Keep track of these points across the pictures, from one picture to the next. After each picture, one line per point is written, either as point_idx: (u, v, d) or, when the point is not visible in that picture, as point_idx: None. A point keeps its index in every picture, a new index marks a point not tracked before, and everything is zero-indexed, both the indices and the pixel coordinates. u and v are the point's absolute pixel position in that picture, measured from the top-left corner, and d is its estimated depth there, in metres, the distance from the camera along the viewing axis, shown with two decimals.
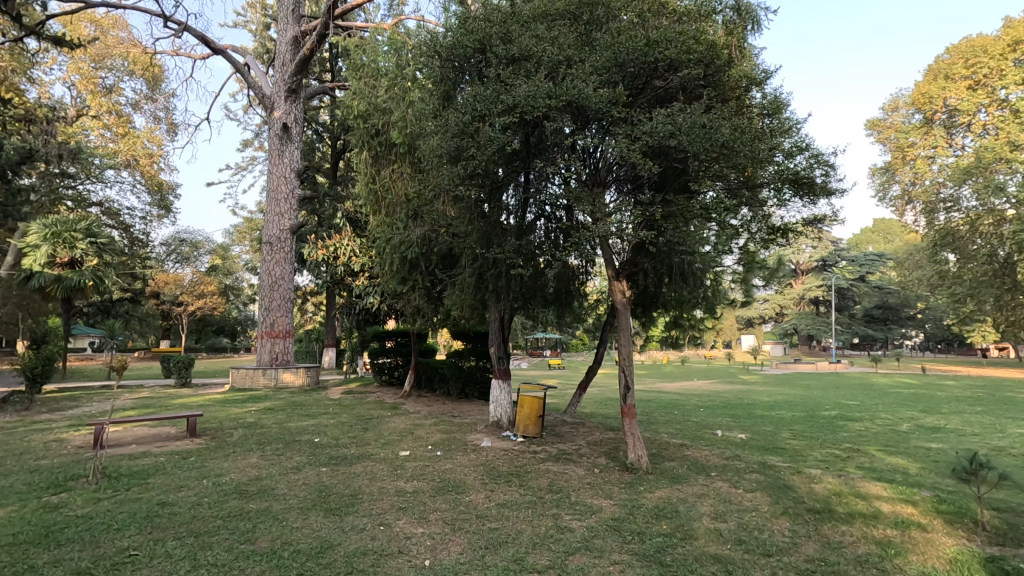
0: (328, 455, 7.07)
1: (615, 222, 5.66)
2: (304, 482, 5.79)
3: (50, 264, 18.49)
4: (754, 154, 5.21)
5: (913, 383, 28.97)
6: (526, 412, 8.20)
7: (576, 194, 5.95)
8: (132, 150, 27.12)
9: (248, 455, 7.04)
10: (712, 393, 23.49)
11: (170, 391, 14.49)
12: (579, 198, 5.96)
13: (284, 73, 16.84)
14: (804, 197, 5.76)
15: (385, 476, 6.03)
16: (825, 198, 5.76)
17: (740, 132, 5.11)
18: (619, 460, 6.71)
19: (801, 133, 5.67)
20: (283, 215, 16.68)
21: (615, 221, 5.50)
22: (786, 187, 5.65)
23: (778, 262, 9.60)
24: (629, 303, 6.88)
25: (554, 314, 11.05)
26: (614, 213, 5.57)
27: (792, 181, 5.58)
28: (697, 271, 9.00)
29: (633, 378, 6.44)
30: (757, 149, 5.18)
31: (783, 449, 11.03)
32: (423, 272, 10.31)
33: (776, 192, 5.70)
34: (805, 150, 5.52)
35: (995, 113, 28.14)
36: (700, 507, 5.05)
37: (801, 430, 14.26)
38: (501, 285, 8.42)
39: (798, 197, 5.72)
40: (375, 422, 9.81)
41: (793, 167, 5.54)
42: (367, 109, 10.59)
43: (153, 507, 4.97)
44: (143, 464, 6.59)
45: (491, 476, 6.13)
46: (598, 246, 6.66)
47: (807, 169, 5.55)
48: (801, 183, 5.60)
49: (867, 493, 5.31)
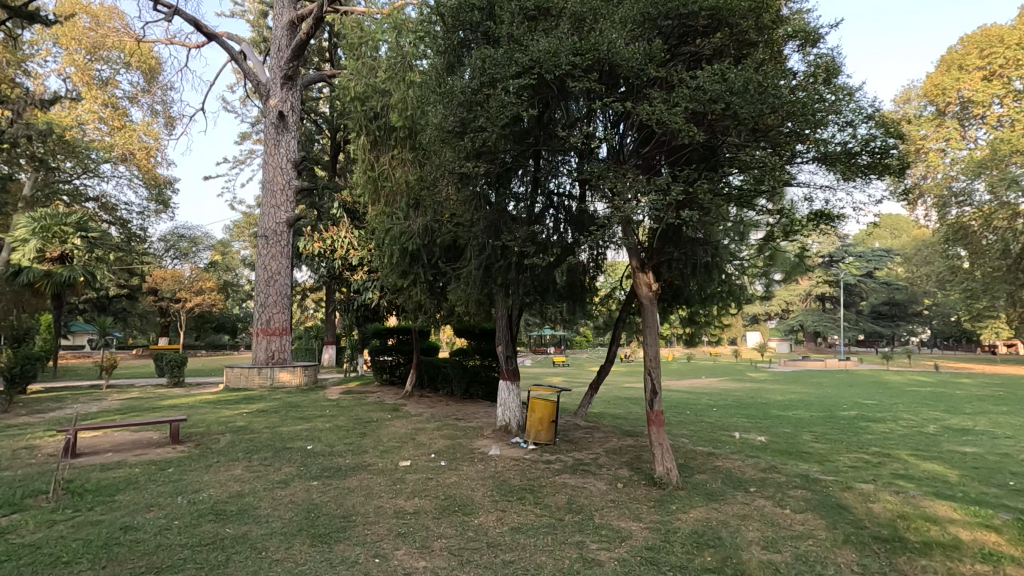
0: (321, 466, 6.39)
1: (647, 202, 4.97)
2: (291, 501, 5.11)
3: (40, 259, 18.01)
4: (811, 123, 4.54)
5: (928, 381, 28.17)
6: (537, 417, 7.48)
7: (601, 171, 5.31)
8: (128, 144, 26.29)
9: (232, 466, 6.36)
10: (723, 391, 22.74)
11: (161, 391, 13.86)
12: (603, 177, 5.32)
13: (280, 60, 16.08)
14: (862, 176, 5.06)
15: (382, 493, 5.35)
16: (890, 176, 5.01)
17: (793, 94, 4.48)
18: (643, 473, 6.01)
19: (862, 99, 4.93)
20: (279, 207, 16.03)
21: (649, 199, 4.82)
22: (846, 161, 4.93)
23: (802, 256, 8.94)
24: (655, 298, 6.13)
25: (565, 310, 10.36)
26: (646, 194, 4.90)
27: (850, 158, 4.90)
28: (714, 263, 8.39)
29: (661, 382, 5.73)
30: (814, 115, 4.51)
31: (809, 454, 10.35)
32: (425, 266, 9.57)
33: (830, 169, 5.01)
34: (867, 119, 4.79)
35: (1010, 104, 26.85)
36: (746, 532, 4.37)
37: (823, 432, 13.57)
38: (510, 278, 7.70)
39: (855, 176, 5.03)
40: (374, 427, 9.13)
41: (855, 137, 4.81)
42: (365, 90, 9.89)
43: (114, 533, 4.30)
44: (113, 477, 5.92)
45: (502, 491, 5.46)
46: (621, 230, 5.95)
47: (871, 142, 4.83)
48: (859, 159, 4.91)
49: (939, 516, 4.62)
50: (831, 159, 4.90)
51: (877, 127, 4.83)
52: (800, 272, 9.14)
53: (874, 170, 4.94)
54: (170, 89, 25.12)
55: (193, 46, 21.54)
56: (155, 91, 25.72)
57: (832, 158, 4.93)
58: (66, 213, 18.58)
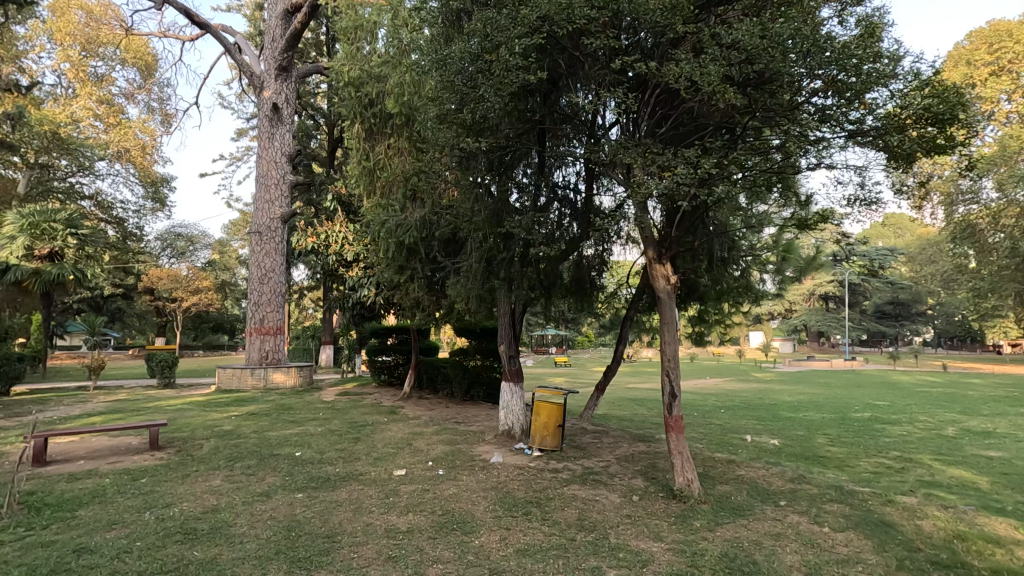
0: (307, 476, 5.87)
1: (672, 177, 4.58)
2: (270, 517, 4.58)
3: (29, 257, 17.49)
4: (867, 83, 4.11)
5: (937, 381, 27.57)
6: (543, 420, 6.96)
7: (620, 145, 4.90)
8: (124, 141, 25.90)
9: (211, 476, 5.82)
10: (730, 392, 22.22)
11: (150, 392, 13.35)
12: (622, 152, 4.95)
13: (274, 50, 15.55)
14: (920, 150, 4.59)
15: (373, 507, 4.82)
16: (949, 147, 4.56)
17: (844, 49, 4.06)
18: (660, 484, 5.48)
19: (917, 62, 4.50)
20: (274, 202, 15.53)
21: (678, 172, 4.43)
22: (899, 130, 4.50)
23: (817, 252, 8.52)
24: (674, 293, 5.47)
25: (571, 307, 9.87)
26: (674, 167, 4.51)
27: (901, 132, 4.50)
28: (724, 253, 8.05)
29: (680, 385, 5.19)
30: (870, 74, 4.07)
31: (827, 459, 9.84)
32: (423, 261, 9.07)
33: (882, 139, 4.57)
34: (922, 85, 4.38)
35: (1019, 100, 25.97)
36: (783, 555, 3.85)
37: (837, 435, 13.03)
38: (515, 270, 7.20)
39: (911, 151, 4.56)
40: (369, 431, 8.61)
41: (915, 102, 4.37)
42: (359, 76, 9.41)
43: (66, 557, 3.78)
44: (80, 489, 5.41)
45: (505, 506, 4.93)
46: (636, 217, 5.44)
47: (931, 108, 4.37)
48: (908, 133, 4.51)
49: (1000, 537, 4.10)
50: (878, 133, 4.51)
51: (933, 96, 4.39)
52: (813, 268, 8.68)
53: (926, 144, 4.55)
54: (165, 85, 24.60)
55: (187, 39, 21.10)
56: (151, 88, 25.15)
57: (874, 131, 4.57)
58: (55, 210, 18.12)
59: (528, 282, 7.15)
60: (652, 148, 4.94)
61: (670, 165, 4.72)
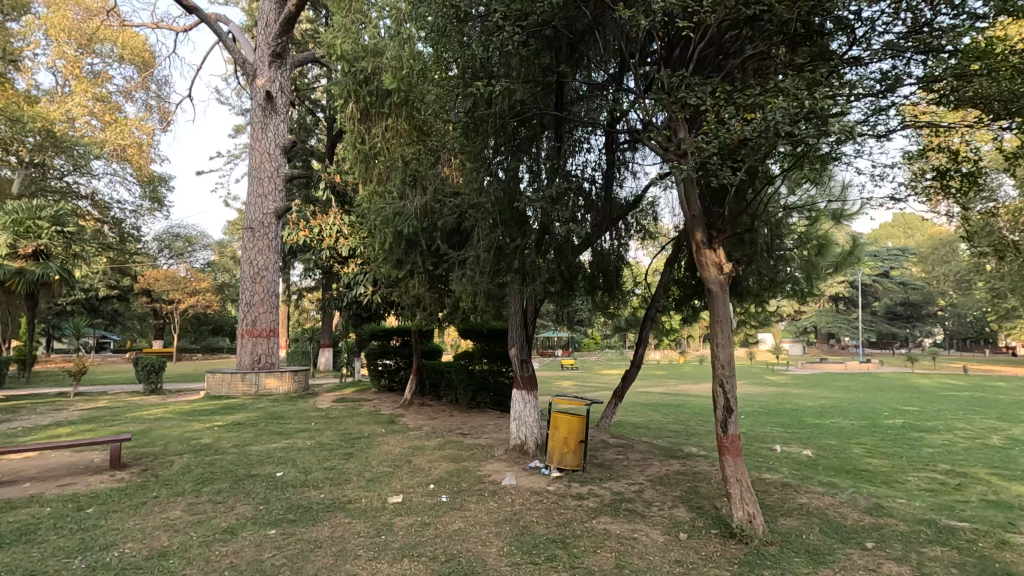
0: (285, 506, 4.92)
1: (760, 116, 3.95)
2: (228, 566, 3.63)
3: (13, 256, 16.75)
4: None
5: (961, 385, 26.54)
6: (562, 436, 5.99)
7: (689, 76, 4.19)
8: (119, 138, 22.93)
9: (172, 505, 4.89)
10: (746, 396, 21.23)
11: (134, 399, 12.48)
12: (685, 94, 4.31)
13: (268, 36, 14.66)
14: None
15: (360, 551, 3.88)
16: None
17: None
18: (712, 516, 4.53)
19: None
20: (268, 196, 14.63)
21: (779, 104, 3.77)
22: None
23: (855, 244, 7.75)
24: (729, 282, 4.47)
25: (590, 304, 8.93)
26: (770, 100, 3.87)
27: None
28: (758, 239, 7.29)
29: (737, 398, 4.24)
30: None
31: (873, 474, 8.87)
32: (424, 254, 8.19)
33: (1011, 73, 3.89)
34: None
35: None
36: None
37: (873, 444, 12.07)
38: (531, 260, 6.19)
39: None
40: (364, 445, 7.66)
41: None
42: (355, 49, 8.41)
43: None
44: (6, 523, 4.45)
45: (523, 548, 3.97)
46: (686, 187, 4.53)
47: None
48: (1016, 78, 3.93)
49: None
50: (988, 69, 3.87)
51: None
52: (850, 266, 7.89)
53: None
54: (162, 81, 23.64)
55: (180, 30, 20.33)
56: (146, 84, 24.08)
57: (966, 82, 4.02)
58: (40, 205, 17.18)
59: (552, 271, 6.23)
60: (722, 87, 4.31)
61: (754, 106, 4.14)
